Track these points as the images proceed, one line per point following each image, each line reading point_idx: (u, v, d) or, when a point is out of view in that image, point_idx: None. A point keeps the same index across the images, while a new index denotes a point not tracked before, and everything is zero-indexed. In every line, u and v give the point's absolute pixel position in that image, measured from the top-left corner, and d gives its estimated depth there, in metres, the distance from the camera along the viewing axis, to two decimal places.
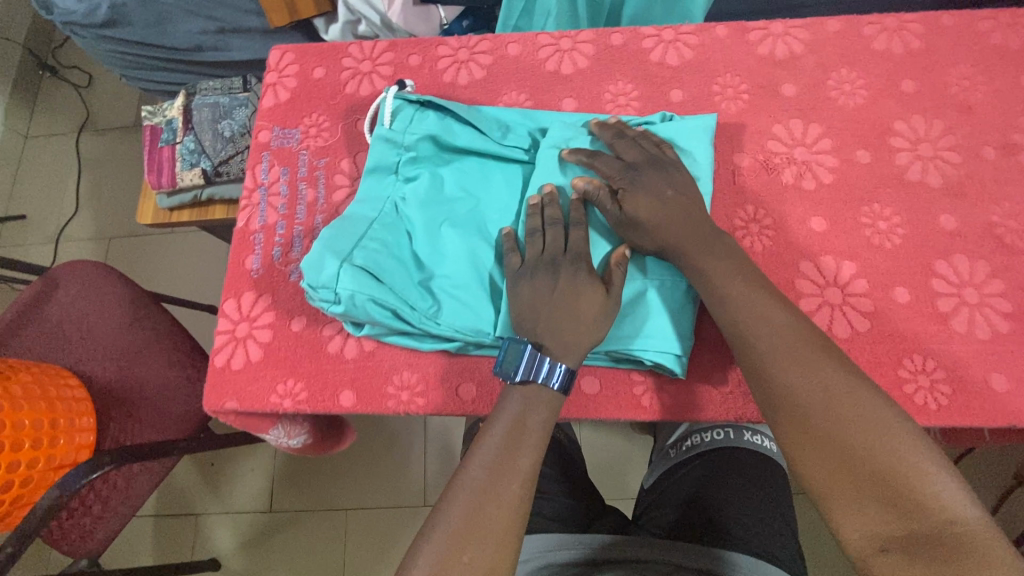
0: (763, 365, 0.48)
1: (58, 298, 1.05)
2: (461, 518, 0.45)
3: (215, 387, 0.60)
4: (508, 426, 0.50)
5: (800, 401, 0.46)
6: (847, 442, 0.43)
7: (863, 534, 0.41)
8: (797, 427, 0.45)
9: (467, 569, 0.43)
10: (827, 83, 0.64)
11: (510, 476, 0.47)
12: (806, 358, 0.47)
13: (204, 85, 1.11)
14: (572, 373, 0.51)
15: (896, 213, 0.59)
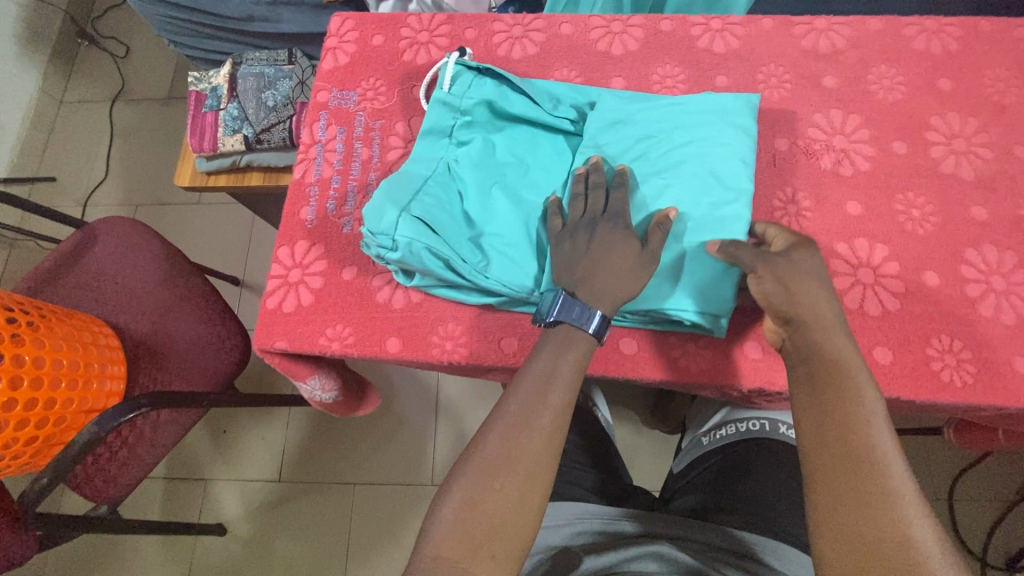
0: (834, 435, 0.45)
1: (96, 250, 1.08)
2: (499, 447, 0.48)
3: (266, 327, 0.62)
4: (547, 363, 0.52)
5: (855, 480, 0.42)
6: (885, 552, 0.39)
7: None
8: (838, 499, 0.42)
9: (499, 496, 0.46)
10: (867, 78, 0.67)
11: (542, 411, 0.50)
12: (876, 436, 0.44)
13: (251, 55, 1.14)
14: (606, 321, 0.53)
15: (930, 202, 0.62)
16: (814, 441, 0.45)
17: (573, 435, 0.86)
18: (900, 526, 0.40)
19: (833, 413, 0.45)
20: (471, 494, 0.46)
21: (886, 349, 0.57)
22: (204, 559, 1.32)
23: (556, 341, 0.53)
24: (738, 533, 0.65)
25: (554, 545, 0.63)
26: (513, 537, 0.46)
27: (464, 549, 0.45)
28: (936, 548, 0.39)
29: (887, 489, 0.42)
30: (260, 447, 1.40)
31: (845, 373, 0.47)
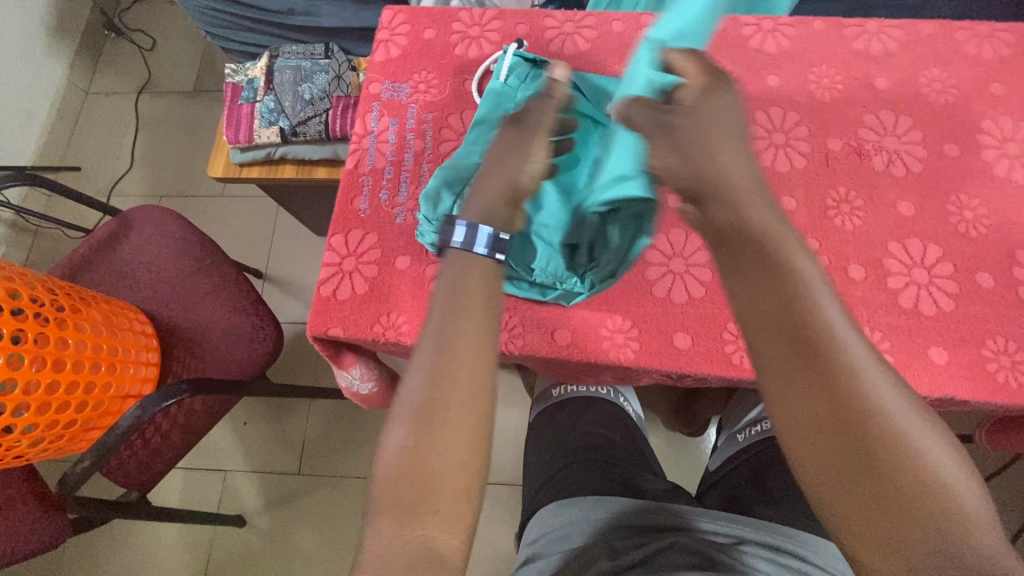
0: (772, 305, 0.40)
1: (130, 238, 1.09)
2: (423, 380, 0.44)
3: (320, 314, 0.63)
4: (449, 288, 0.49)
5: (801, 346, 0.39)
6: (845, 409, 0.37)
7: (828, 482, 0.37)
8: (789, 370, 0.39)
9: (432, 441, 0.42)
10: (919, 81, 0.67)
11: (456, 340, 0.45)
12: (826, 323, 0.40)
13: (288, 48, 1.15)
14: (496, 236, 0.51)
15: (982, 204, 0.62)
16: (769, 348, 0.40)
17: (607, 430, 0.86)
18: (881, 413, 0.37)
19: (783, 307, 0.40)
20: (407, 444, 0.42)
21: (942, 349, 0.57)
22: (222, 554, 1.29)
23: (451, 270, 0.50)
24: (691, 518, 0.65)
25: (588, 535, 0.65)
26: (458, 481, 0.42)
27: (406, 505, 0.40)
28: (913, 421, 0.37)
29: (857, 379, 0.38)
30: (277, 440, 1.37)
31: (780, 255, 0.42)
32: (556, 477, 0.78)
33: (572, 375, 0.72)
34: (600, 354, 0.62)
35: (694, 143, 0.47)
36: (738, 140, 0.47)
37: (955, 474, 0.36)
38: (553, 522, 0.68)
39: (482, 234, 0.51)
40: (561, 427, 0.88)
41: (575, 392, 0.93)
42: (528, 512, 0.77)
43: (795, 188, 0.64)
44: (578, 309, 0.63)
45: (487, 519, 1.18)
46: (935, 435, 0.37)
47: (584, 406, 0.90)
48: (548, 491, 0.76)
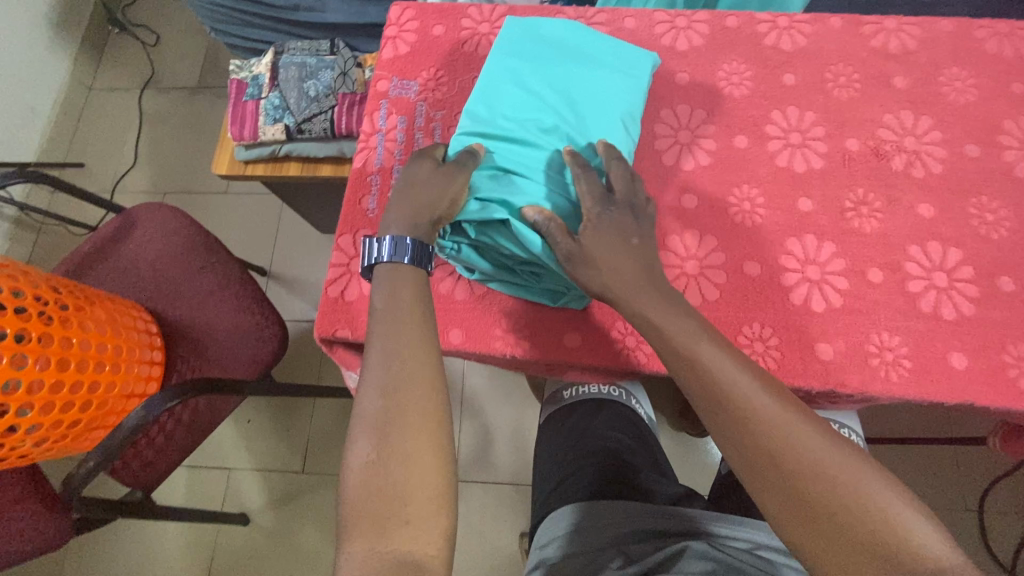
0: (703, 364, 0.48)
1: (135, 236, 1.08)
2: (376, 395, 0.45)
3: (328, 316, 0.62)
4: (384, 304, 0.50)
5: (735, 395, 0.46)
6: (779, 451, 0.44)
7: (784, 517, 0.42)
8: (729, 418, 0.46)
9: (399, 455, 0.43)
10: (938, 80, 0.66)
11: (403, 355, 0.47)
12: (743, 393, 0.46)
13: (293, 44, 1.14)
14: (420, 244, 0.52)
15: (1003, 207, 0.61)
16: (709, 404, 0.47)
17: (618, 432, 0.84)
18: (825, 471, 0.42)
19: (709, 387, 0.47)
20: (375, 456, 0.43)
21: (962, 355, 0.56)
22: (226, 552, 1.29)
23: (381, 286, 0.51)
24: (674, 518, 0.66)
25: (598, 545, 0.63)
26: (428, 492, 0.42)
27: (377, 516, 0.41)
28: (842, 458, 0.43)
29: (789, 435, 0.44)
30: (282, 438, 1.37)
31: (694, 339, 0.50)
32: (565, 483, 0.76)
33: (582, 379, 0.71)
34: (611, 359, 0.61)
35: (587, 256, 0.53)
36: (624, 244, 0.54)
37: (900, 510, 0.41)
38: (561, 528, 0.67)
39: (404, 242, 0.52)
40: (571, 429, 0.85)
41: (586, 393, 0.89)
42: (538, 518, 0.76)
43: (812, 188, 0.63)
44: (592, 312, 0.62)
45: (491, 520, 1.18)
46: (863, 466, 0.43)
47: (594, 408, 0.88)
48: (557, 495, 0.75)
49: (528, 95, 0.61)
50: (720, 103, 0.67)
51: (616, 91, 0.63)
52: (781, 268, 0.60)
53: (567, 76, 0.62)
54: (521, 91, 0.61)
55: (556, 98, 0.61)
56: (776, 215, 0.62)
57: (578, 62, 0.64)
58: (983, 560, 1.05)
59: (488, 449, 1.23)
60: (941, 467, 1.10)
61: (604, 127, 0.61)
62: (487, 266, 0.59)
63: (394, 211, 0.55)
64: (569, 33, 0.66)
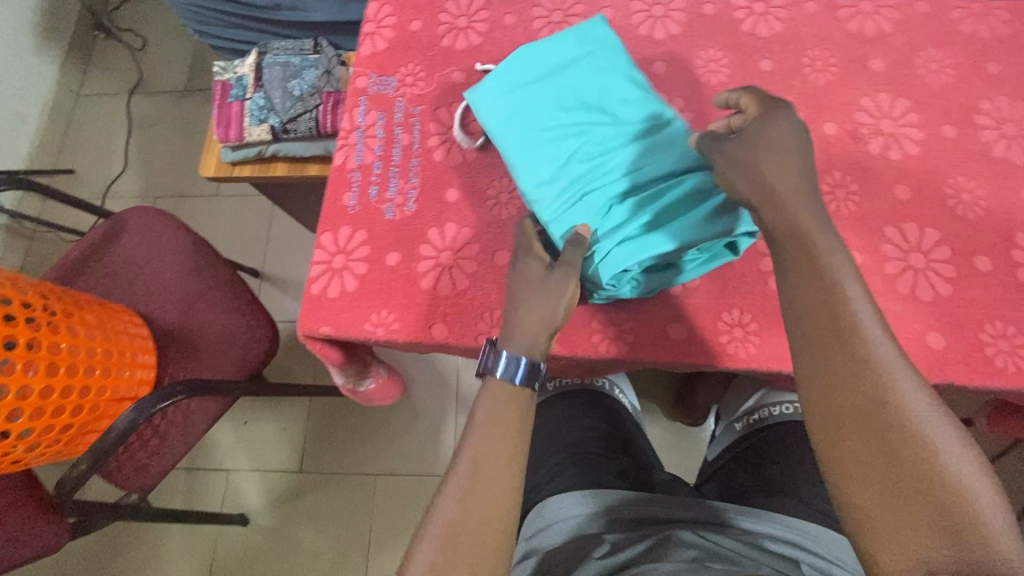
0: (809, 312, 0.46)
1: (124, 240, 1.08)
2: (453, 502, 0.48)
3: (310, 313, 0.62)
4: (488, 415, 0.52)
5: (845, 338, 0.44)
6: (874, 405, 0.42)
7: (851, 466, 0.42)
8: (827, 361, 0.44)
9: (461, 565, 0.45)
10: (914, 61, 0.66)
11: (492, 471, 0.49)
12: (866, 330, 0.44)
13: (277, 44, 1.14)
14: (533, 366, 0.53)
15: (980, 186, 0.61)
16: (805, 346, 0.45)
17: (604, 422, 0.85)
18: (915, 437, 0.41)
19: (814, 324, 0.45)
20: (444, 533, 0.46)
21: (939, 335, 0.56)
22: (226, 553, 1.29)
23: (489, 395, 0.53)
24: (666, 512, 0.66)
25: (585, 533, 0.64)
26: None
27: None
28: (940, 432, 0.41)
29: (888, 394, 0.42)
30: (278, 439, 1.37)
31: (827, 267, 0.46)
32: (553, 472, 0.77)
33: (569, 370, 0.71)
34: (593, 348, 0.61)
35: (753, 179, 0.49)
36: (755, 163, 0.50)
37: (986, 498, 0.39)
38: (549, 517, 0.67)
39: (521, 361, 0.53)
40: (556, 420, 0.86)
41: (569, 384, 0.90)
42: (525, 510, 0.76)
43: None
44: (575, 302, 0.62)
45: None
46: (961, 446, 0.41)
47: (581, 399, 0.88)
48: (544, 486, 0.75)
49: (555, 135, 0.60)
50: (699, 91, 0.67)
51: (613, 67, 0.62)
52: (759, 254, 0.60)
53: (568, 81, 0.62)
54: (546, 132, 0.61)
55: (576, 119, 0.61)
56: None
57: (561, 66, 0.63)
58: None
59: None
60: None
61: (628, 99, 0.60)
62: (657, 275, 0.58)
63: (529, 309, 0.55)
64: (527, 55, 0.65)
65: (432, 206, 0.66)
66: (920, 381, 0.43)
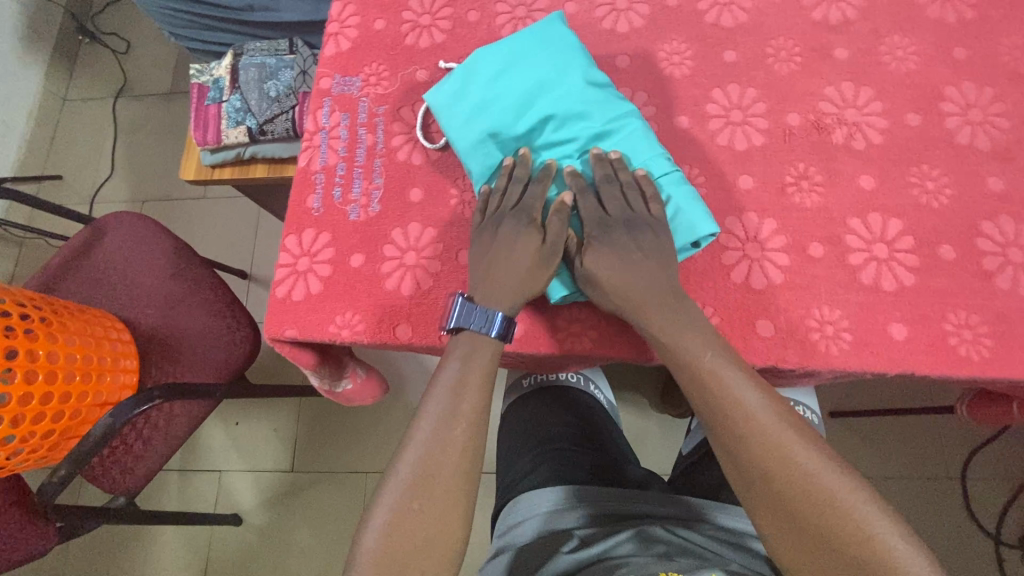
0: (712, 388, 0.52)
1: (105, 245, 1.09)
2: (416, 452, 0.52)
3: (276, 316, 0.62)
4: (458, 373, 0.54)
5: (740, 414, 0.51)
6: (777, 472, 0.49)
7: (773, 530, 0.49)
8: (732, 438, 0.51)
9: (417, 514, 0.49)
10: (879, 49, 0.65)
11: (455, 423, 0.52)
12: (753, 405, 0.51)
13: (251, 45, 1.13)
14: (509, 322, 0.56)
15: (944, 173, 0.61)
16: (713, 426, 0.52)
17: (579, 418, 0.85)
18: (819, 493, 0.48)
19: (716, 405, 0.52)
20: (409, 478, 0.50)
21: (902, 325, 0.56)
22: (221, 553, 1.30)
23: (461, 349, 0.55)
24: (636, 506, 0.66)
25: (557, 529, 0.64)
26: (439, 545, 0.49)
27: (391, 568, 0.48)
28: (837, 483, 0.48)
29: (787, 459, 0.49)
30: (269, 439, 1.38)
31: (719, 367, 0.52)
32: (527, 468, 0.77)
33: (538, 366, 0.71)
34: (556, 346, 0.61)
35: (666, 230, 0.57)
36: (647, 246, 0.57)
37: (890, 535, 0.46)
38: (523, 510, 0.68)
39: (497, 318, 0.55)
40: (532, 416, 0.86)
41: (546, 380, 0.90)
42: (500, 505, 0.76)
43: (752, 165, 0.62)
44: (537, 301, 0.62)
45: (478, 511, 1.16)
46: (859, 492, 0.48)
47: (557, 395, 0.88)
48: (518, 482, 0.75)
49: (522, 143, 0.62)
50: (662, 84, 0.66)
51: (569, 65, 0.62)
52: (721, 247, 0.60)
53: (524, 80, 0.62)
54: (513, 139, 0.62)
55: (541, 126, 0.62)
56: (716, 194, 0.62)
57: (517, 63, 0.63)
58: (966, 526, 1.06)
59: None
60: (920, 437, 1.11)
61: (585, 100, 0.61)
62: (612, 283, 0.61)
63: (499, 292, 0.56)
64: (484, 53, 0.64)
65: (396, 207, 0.65)
66: (809, 441, 0.50)
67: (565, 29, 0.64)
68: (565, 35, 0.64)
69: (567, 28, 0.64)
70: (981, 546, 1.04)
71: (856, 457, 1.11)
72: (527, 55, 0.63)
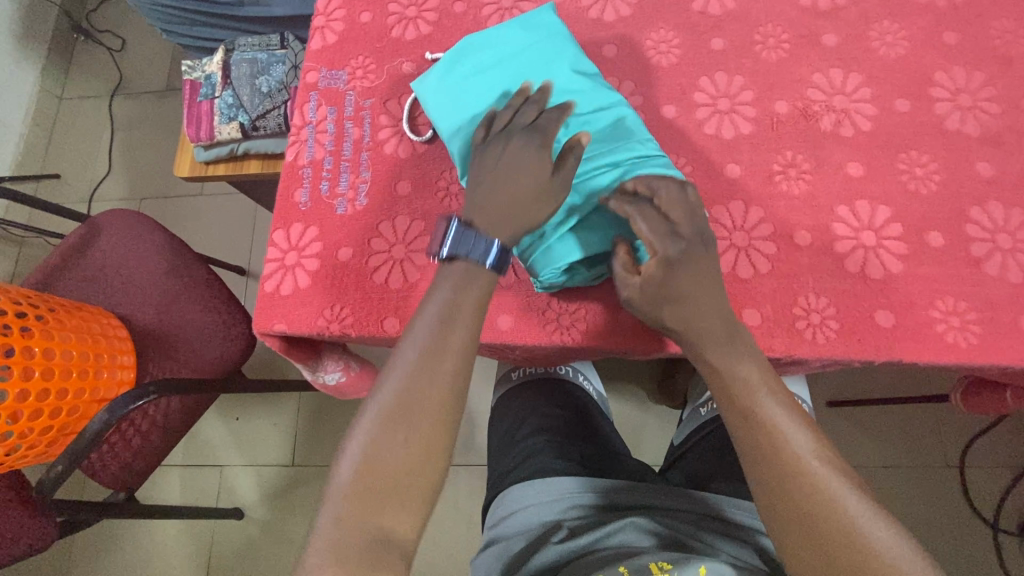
0: (740, 401, 0.50)
1: (100, 243, 1.09)
2: (398, 384, 0.49)
3: (265, 310, 0.63)
4: (446, 303, 0.51)
5: (771, 428, 0.49)
6: (805, 492, 0.46)
7: (794, 554, 0.45)
8: (760, 451, 0.48)
9: (400, 445, 0.47)
10: (868, 34, 0.65)
11: (442, 353, 0.50)
12: (785, 422, 0.49)
13: (243, 41, 1.13)
14: (506, 253, 0.52)
15: (933, 160, 0.60)
16: (740, 437, 0.50)
17: (570, 410, 0.85)
18: (845, 524, 0.45)
19: (745, 418, 0.50)
20: (388, 411, 0.48)
21: (889, 313, 0.56)
22: (223, 546, 1.32)
23: (456, 273, 0.52)
24: (626, 496, 0.67)
25: (546, 522, 0.65)
26: (418, 477, 0.47)
27: (366, 500, 0.46)
28: (865, 516, 0.45)
29: (817, 481, 0.46)
30: (268, 434, 1.39)
31: (763, 399, 0.50)
32: (517, 460, 0.77)
33: (528, 357, 0.71)
34: (544, 337, 0.61)
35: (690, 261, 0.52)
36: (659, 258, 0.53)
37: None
38: (516, 498, 0.68)
39: (494, 247, 0.52)
40: (523, 408, 0.86)
41: (537, 372, 0.90)
42: (490, 496, 0.76)
43: (740, 154, 0.62)
44: (525, 293, 0.62)
45: (476, 503, 1.16)
46: (888, 530, 0.45)
47: (548, 388, 0.88)
48: (509, 474, 0.75)
49: None
50: (649, 73, 0.66)
51: (556, 51, 0.62)
52: None
53: (513, 65, 0.62)
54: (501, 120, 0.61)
55: None
56: (703, 183, 0.62)
57: (503, 50, 0.63)
58: (964, 515, 1.06)
59: (472, 434, 1.21)
60: (918, 426, 1.11)
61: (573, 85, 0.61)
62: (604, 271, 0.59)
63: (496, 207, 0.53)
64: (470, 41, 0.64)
65: (383, 200, 0.65)
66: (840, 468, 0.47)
67: (553, 18, 0.65)
68: (553, 24, 0.64)
69: (554, 16, 0.64)
70: (979, 534, 1.05)
71: (853, 447, 1.11)
72: (514, 42, 0.63)
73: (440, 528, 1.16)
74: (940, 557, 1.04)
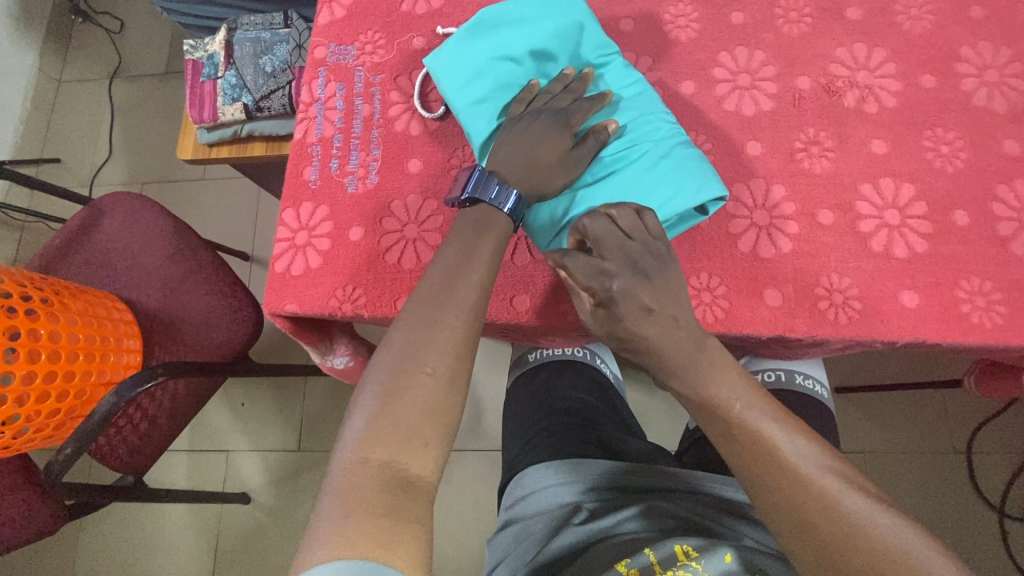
0: (728, 413, 0.50)
1: (104, 225, 1.08)
2: (414, 325, 0.48)
3: (275, 290, 0.62)
4: (462, 248, 0.52)
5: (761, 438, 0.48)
6: (805, 498, 0.45)
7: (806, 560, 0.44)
8: (757, 460, 0.48)
9: (429, 374, 0.46)
10: (893, 8, 0.63)
11: (466, 285, 0.50)
12: (767, 431, 0.49)
13: (245, 20, 1.11)
14: (522, 202, 0.54)
15: (960, 137, 0.59)
16: (733, 450, 0.49)
17: (583, 393, 0.84)
18: (853, 522, 0.44)
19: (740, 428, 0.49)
20: (403, 350, 0.47)
21: (913, 293, 0.55)
22: (230, 531, 1.32)
23: (477, 214, 0.54)
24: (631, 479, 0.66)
25: (566, 503, 0.64)
26: (441, 414, 0.46)
27: (392, 436, 0.44)
28: (871, 515, 0.44)
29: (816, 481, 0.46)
30: (276, 418, 1.38)
31: (754, 419, 0.50)
32: (528, 444, 0.76)
33: (541, 339, 0.71)
34: (560, 318, 0.60)
35: (625, 293, 0.50)
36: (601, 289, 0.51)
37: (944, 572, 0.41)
38: (538, 478, 0.67)
39: (512, 194, 0.53)
40: (538, 391, 0.86)
41: (550, 355, 0.90)
42: (504, 481, 0.76)
43: (761, 131, 0.60)
44: (539, 275, 0.61)
45: (484, 487, 1.16)
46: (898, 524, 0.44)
47: (560, 370, 0.87)
48: (524, 455, 0.75)
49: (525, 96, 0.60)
50: (667, 49, 0.64)
51: (572, 26, 0.61)
52: (729, 215, 0.58)
53: (527, 41, 0.60)
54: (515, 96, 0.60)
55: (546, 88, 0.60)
56: (723, 161, 0.60)
57: (518, 24, 0.61)
58: (971, 500, 1.06)
59: (479, 418, 1.20)
60: (926, 412, 1.10)
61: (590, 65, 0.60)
62: None
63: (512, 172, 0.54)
64: (483, 18, 0.63)
65: (394, 179, 0.64)
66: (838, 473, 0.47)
67: None
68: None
69: None
70: (984, 519, 1.05)
71: (862, 432, 1.10)
72: (529, 17, 0.61)
73: (448, 513, 1.16)
74: (947, 542, 1.04)
